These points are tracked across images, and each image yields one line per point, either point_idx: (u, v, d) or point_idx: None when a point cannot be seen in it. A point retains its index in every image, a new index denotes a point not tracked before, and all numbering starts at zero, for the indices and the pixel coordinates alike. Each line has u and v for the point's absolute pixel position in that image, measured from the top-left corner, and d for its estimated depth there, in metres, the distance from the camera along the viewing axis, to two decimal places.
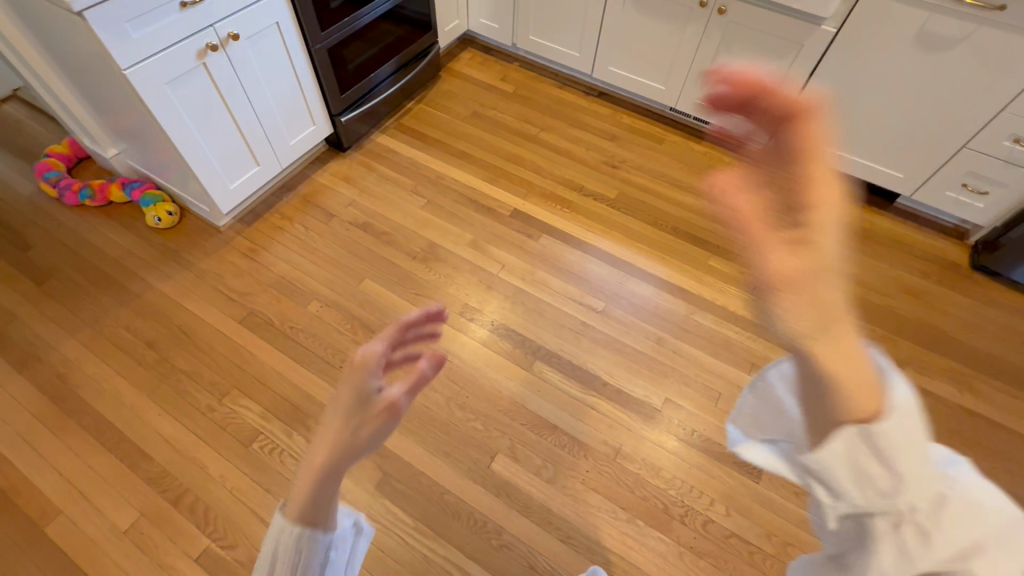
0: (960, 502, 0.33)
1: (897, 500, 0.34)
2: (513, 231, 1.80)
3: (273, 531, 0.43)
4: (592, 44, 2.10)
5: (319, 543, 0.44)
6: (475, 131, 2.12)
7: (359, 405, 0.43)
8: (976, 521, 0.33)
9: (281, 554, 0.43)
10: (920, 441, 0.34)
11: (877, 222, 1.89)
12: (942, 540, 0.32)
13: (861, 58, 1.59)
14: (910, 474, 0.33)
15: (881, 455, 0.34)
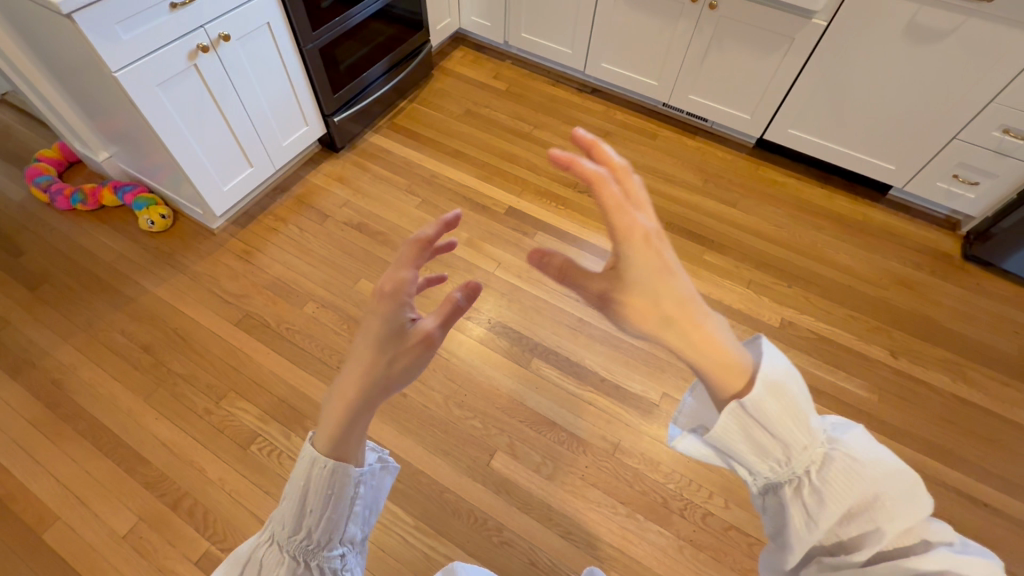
0: (846, 460, 0.41)
1: (794, 467, 0.42)
2: (509, 228, 1.80)
3: (304, 464, 0.49)
4: (584, 42, 2.10)
5: (351, 469, 0.49)
6: (469, 130, 2.11)
7: (391, 336, 0.50)
8: (859, 474, 0.41)
9: (315, 482, 0.48)
10: (800, 411, 0.42)
11: (869, 214, 1.90)
12: (834, 496, 0.41)
13: (852, 51, 1.60)
14: (797, 444, 0.42)
15: (767, 430, 0.42)
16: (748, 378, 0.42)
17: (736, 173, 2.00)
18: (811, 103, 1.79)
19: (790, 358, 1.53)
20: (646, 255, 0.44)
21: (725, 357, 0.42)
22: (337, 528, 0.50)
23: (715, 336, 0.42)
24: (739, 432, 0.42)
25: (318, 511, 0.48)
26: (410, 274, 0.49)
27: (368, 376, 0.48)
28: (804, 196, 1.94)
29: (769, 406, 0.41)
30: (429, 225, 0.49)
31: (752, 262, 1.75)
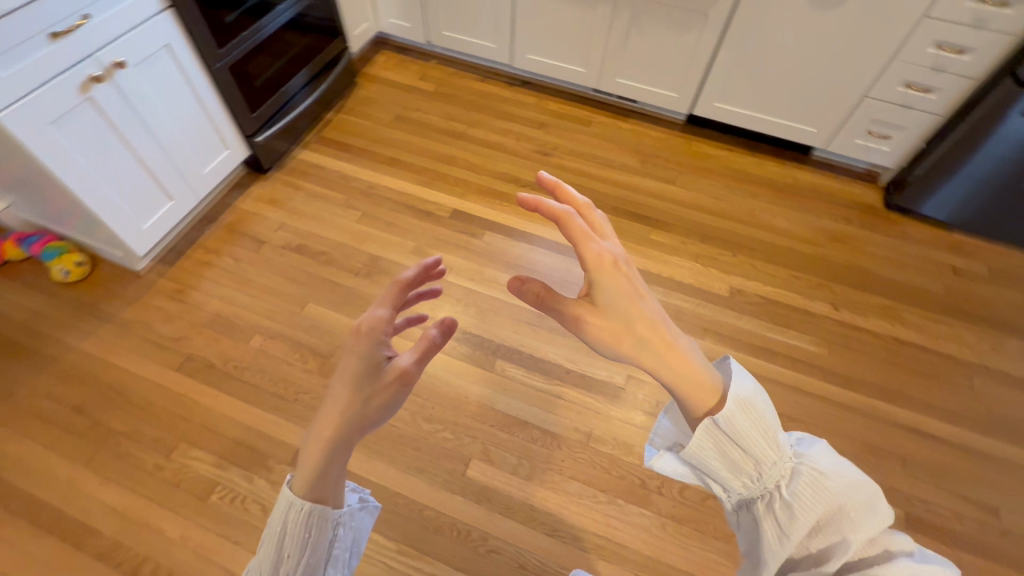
0: (809, 475, 0.48)
1: (765, 481, 0.50)
2: (456, 231, 1.77)
3: (283, 510, 0.54)
4: (507, 35, 2.08)
5: (328, 510, 0.55)
6: (403, 136, 2.06)
7: (369, 373, 0.58)
8: (823, 486, 0.48)
9: (291, 528, 0.54)
10: (767, 429, 0.51)
11: (798, 176, 1.99)
12: (801, 506, 0.47)
13: (763, 23, 1.65)
14: (764, 460, 0.50)
15: (737, 444, 0.51)
16: (720, 396, 0.53)
17: (670, 151, 2.05)
18: (733, 76, 1.84)
19: (743, 324, 1.58)
20: (618, 282, 0.59)
21: (694, 374, 0.54)
22: (314, 569, 0.56)
23: (681, 349, 0.55)
24: (713, 446, 0.52)
25: (294, 555, 0.54)
26: (383, 314, 0.59)
27: (345, 410, 0.56)
28: (737, 166, 2.01)
29: (737, 420, 0.51)
30: (408, 269, 0.61)
31: (697, 236, 1.79)
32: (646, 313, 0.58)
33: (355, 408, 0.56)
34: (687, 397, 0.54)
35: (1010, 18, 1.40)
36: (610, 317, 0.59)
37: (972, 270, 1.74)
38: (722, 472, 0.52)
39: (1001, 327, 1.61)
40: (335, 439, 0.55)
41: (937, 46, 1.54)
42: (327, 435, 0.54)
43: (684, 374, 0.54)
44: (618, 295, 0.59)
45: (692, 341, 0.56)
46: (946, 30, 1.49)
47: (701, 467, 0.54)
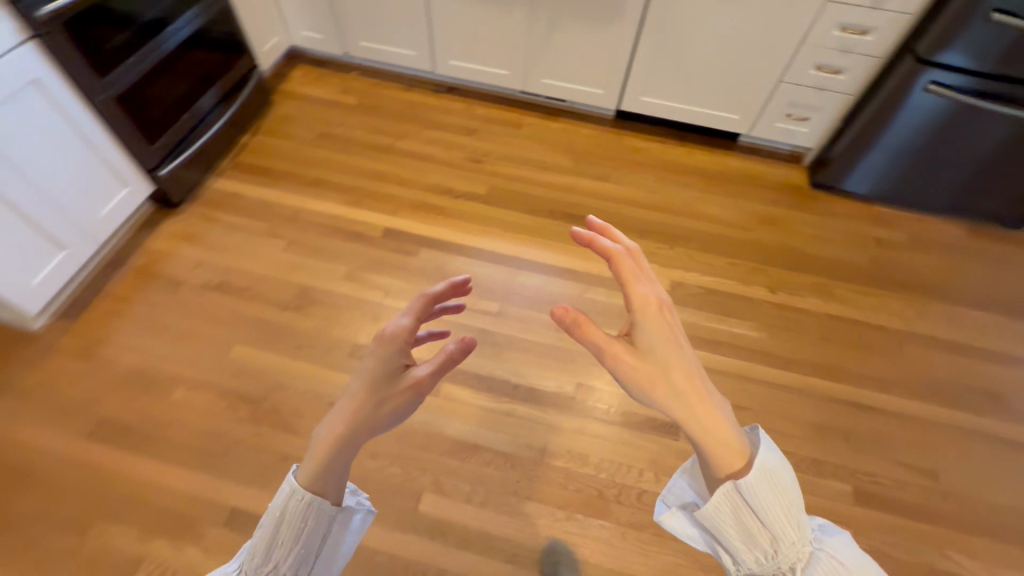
0: (827, 562, 0.53)
1: (779, 561, 0.54)
2: (390, 252, 1.69)
3: (284, 495, 0.56)
4: (425, 41, 2.00)
5: (327, 504, 0.57)
6: (326, 154, 1.96)
7: (388, 379, 0.63)
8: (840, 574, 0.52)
9: (289, 513, 0.55)
10: (792, 509, 0.54)
11: (728, 162, 2.02)
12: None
13: (677, 14, 1.66)
14: (784, 539, 0.54)
15: (757, 514, 0.54)
16: (747, 460, 0.55)
17: (603, 148, 2.04)
18: (655, 69, 1.84)
19: (686, 318, 1.59)
20: (658, 325, 0.65)
21: (724, 431, 0.56)
22: (306, 564, 0.56)
23: (711, 404, 0.58)
24: (730, 510, 0.55)
25: (289, 545, 0.55)
26: (405, 320, 0.66)
27: (360, 410, 0.60)
28: (669, 158, 2.02)
29: (761, 491, 0.54)
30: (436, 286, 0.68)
31: (635, 232, 1.79)
32: (682, 361, 0.61)
33: (369, 407, 0.61)
34: (712, 453, 0.56)
35: None
36: (645, 359, 0.63)
37: (896, 240, 1.81)
38: (737, 541, 0.55)
39: (927, 293, 1.67)
40: (348, 434, 0.59)
41: (841, 29, 1.57)
42: (340, 429, 0.59)
43: (713, 430, 0.56)
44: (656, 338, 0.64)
45: (725, 399, 0.59)
46: (848, 13, 1.53)
47: (716, 531, 0.57)
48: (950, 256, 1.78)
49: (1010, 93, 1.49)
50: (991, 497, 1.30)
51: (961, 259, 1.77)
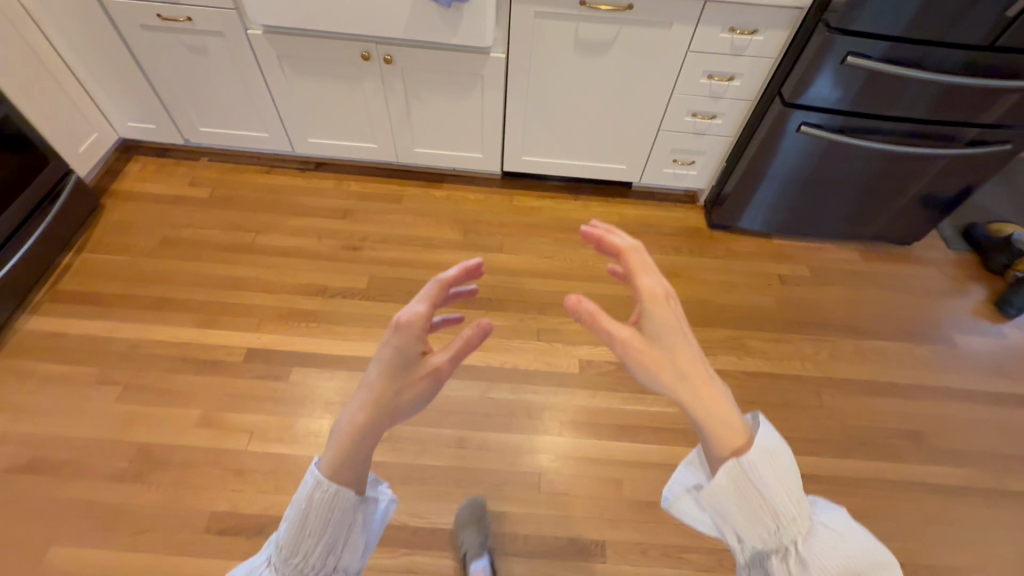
0: (827, 535, 0.52)
1: (783, 536, 0.52)
2: (254, 380, 1.44)
3: (307, 486, 0.53)
4: (276, 122, 1.76)
5: (352, 494, 0.54)
6: (172, 263, 1.67)
7: (406, 367, 0.60)
8: (841, 546, 0.51)
9: (314, 505, 0.52)
10: (792, 483, 0.52)
11: (624, 211, 1.92)
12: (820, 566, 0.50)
13: (540, 74, 1.54)
14: (787, 515, 0.51)
15: (760, 491, 0.52)
16: (748, 439, 0.53)
17: (493, 212, 1.89)
18: (531, 129, 1.72)
19: (599, 403, 1.44)
20: (666, 312, 0.63)
21: (730, 417, 0.55)
22: (336, 554, 0.54)
23: (716, 390, 0.57)
24: (733, 491, 0.52)
25: (316, 535, 0.52)
26: (420, 306, 0.61)
27: (379, 399, 0.58)
28: (563, 214, 1.90)
29: (764, 468, 0.51)
30: (453, 269, 0.64)
31: (536, 307, 1.64)
32: (690, 350, 0.59)
33: (387, 398, 0.59)
34: (718, 440, 0.54)
35: (761, 42, 1.41)
36: (653, 344, 0.61)
37: (796, 273, 1.78)
38: (742, 521, 0.52)
39: (835, 329, 1.63)
40: (371, 424, 0.57)
41: (708, 76, 1.51)
42: (361, 419, 0.57)
43: (719, 414, 0.55)
44: (664, 325, 0.62)
45: (728, 385, 0.57)
46: (711, 61, 1.47)
47: (720, 514, 0.54)
48: (849, 283, 1.77)
49: (874, 126, 1.48)
50: (928, 558, 1.25)
51: (860, 285, 1.76)
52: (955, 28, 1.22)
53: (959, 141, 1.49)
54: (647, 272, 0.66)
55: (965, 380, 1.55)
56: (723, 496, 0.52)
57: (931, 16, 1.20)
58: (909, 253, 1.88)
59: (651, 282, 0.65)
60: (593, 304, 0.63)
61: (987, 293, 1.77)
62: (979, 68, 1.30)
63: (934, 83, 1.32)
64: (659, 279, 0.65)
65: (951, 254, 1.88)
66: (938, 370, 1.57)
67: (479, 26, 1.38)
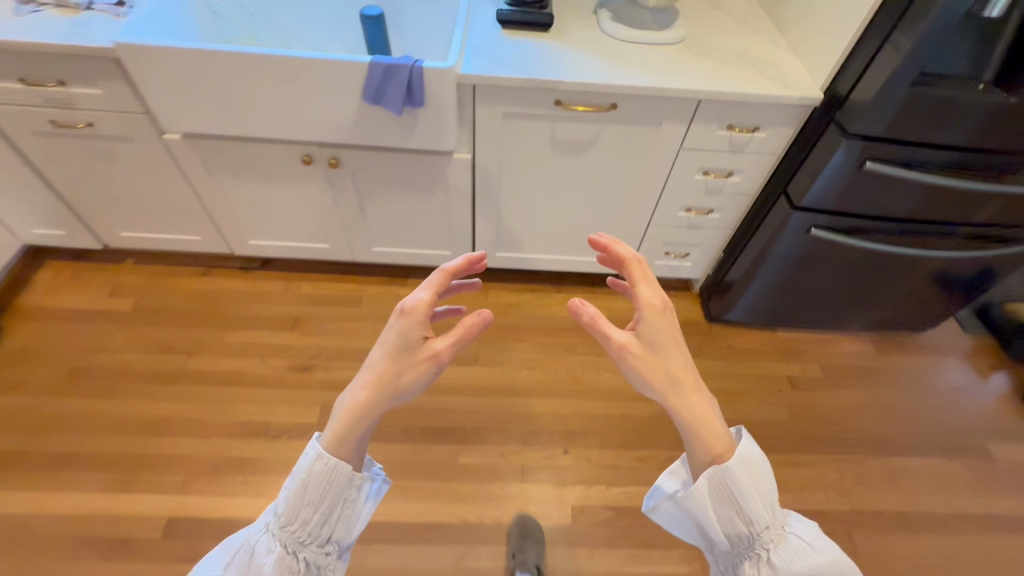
0: (799, 544, 0.55)
1: (756, 544, 0.56)
2: (176, 563, 1.17)
3: (308, 458, 0.57)
4: (207, 225, 1.52)
5: (349, 467, 0.58)
6: (82, 403, 1.40)
7: (404, 351, 0.62)
8: (809, 555, 0.55)
9: (313, 476, 0.56)
10: (767, 492, 0.57)
11: (612, 304, 1.72)
12: (789, 572, 0.54)
13: (510, 173, 1.33)
14: (761, 523, 0.56)
15: (738, 499, 0.56)
16: (728, 449, 0.58)
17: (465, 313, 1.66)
18: (504, 227, 1.50)
19: (595, 565, 1.22)
20: (664, 323, 0.62)
21: (717, 429, 0.58)
22: (328, 525, 0.57)
23: (706, 402, 0.60)
24: (712, 495, 0.57)
25: (314, 503, 0.56)
26: (423, 294, 0.63)
27: (381, 380, 0.61)
28: (544, 311, 1.69)
29: (740, 479, 0.56)
30: (457, 260, 0.66)
31: (517, 437, 1.41)
32: (682, 359, 0.61)
33: (390, 381, 0.61)
34: (703, 451, 0.58)
35: (763, 138, 1.23)
36: (652, 353, 0.61)
37: (807, 374, 1.60)
38: (716, 523, 0.57)
39: (855, 444, 1.45)
40: (370, 402, 0.59)
41: (703, 172, 1.33)
42: (364, 396, 0.59)
43: (706, 425, 0.58)
44: (663, 336, 0.61)
45: (716, 398, 0.60)
46: (707, 158, 1.28)
47: (698, 516, 0.58)
48: (864, 382, 1.60)
49: (878, 226, 1.31)
50: None
51: (876, 384, 1.59)
52: (942, 124, 1.05)
53: (957, 238, 1.33)
54: (646, 282, 0.63)
55: (1006, 503, 1.38)
56: (701, 503, 0.57)
57: (960, 121, 1.04)
58: (924, 339, 1.72)
59: (653, 290, 0.63)
60: (595, 308, 0.61)
61: (1011, 385, 1.61)
62: (995, 169, 1.14)
63: (949, 186, 1.16)
64: (659, 290, 0.63)
65: (967, 338, 1.73)
66: (974, 493, 1.39)
67: (439, 130, 1.17)
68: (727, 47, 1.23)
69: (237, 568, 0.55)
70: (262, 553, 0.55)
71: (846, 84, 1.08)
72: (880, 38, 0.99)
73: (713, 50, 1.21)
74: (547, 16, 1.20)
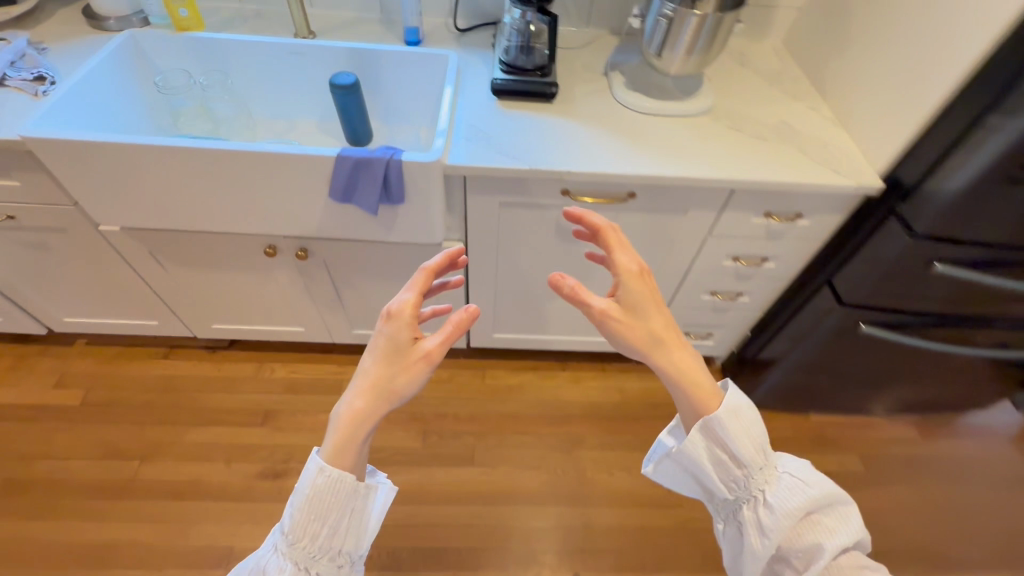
0: (791, 482, 0.62)
1: (750, 486, 0.63)
2: None
3: (310, 473, 0.56)
4: (163, 311, 1.33)
5: (353, 479, 0.57)
6: (16, 527, 1.21)
7: (395, 354, 0.61)
8: (803, 492, 0.61)
9: (316, 492, 0.56)
10: (757, 439, 0.63)
11: (623, 385, 1.55)
12: (783, 507, 0.60)
13: (510, 262, 1.15)
14: (753, 466, 0.63)
15: (729, 445, 0.62)
16: (715, 398, 0.64)
17: (459, 401, 1.48)
18: (503, 311, 1.31)
19: None
20: (642, 288, 0.65)
21: (700, 379, 0.64)
22: (337, 536, 0.57)
23: (686, 353, 0.65)
24: (705, 445, 0.63)
25: (320, 518, 0.56)
26: (408, 296, 0.62)
27: (377, 384, 0.60)
28: (548, 395, 1.51)
29: (729, 429, 0.62)
30: (437, 259, 0.64)
31: (521, 559, 1.23)
32: (662, 319, 0.65)
33: (384, 385, 0.60)
34: (693, 399, 0.63)
35: (805, 226, 1.05)
36: (635, 317, 0.64)
37: (846, 469, 1.42)
38: (711, 472, 0.63)
39: (905, 558, 1.28)
40: (368, 410, 0.59)
41: (733, 258, 1.14)
42: (360, 405, 0.59)
43: (688, 376, 0.64)
44: (642, 299, 0.65)
45: (695, 350, 0.66)
46: (738, 245, 1.10)
47: (696, 466, 0.64)
48: (909, 475, 1.42)
49: (933, 321, 1.12)
50: None
51: (923, 478, 1.42)
52: (976, 219, 0.88)
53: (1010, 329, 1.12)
54: (623, 251, 0.66)
55: None
56: (695, 455, 0.64)
57: None
58: (972, 419, 1.55)
59: (628, 260, 0.66)
60: (575, 281, 0.63)
61: None
62: None
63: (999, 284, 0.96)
64: (636, 256, 0.66)
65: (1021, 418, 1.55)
66: None
67: (425, 224, 0.98)
68: (760, 120, 1.06)
69: None
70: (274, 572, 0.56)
71: (914, 176, 0.90)
72: (963, 125, 0.82)
73: (745, 124, 1.04)
74: (550, 85, 1.02)
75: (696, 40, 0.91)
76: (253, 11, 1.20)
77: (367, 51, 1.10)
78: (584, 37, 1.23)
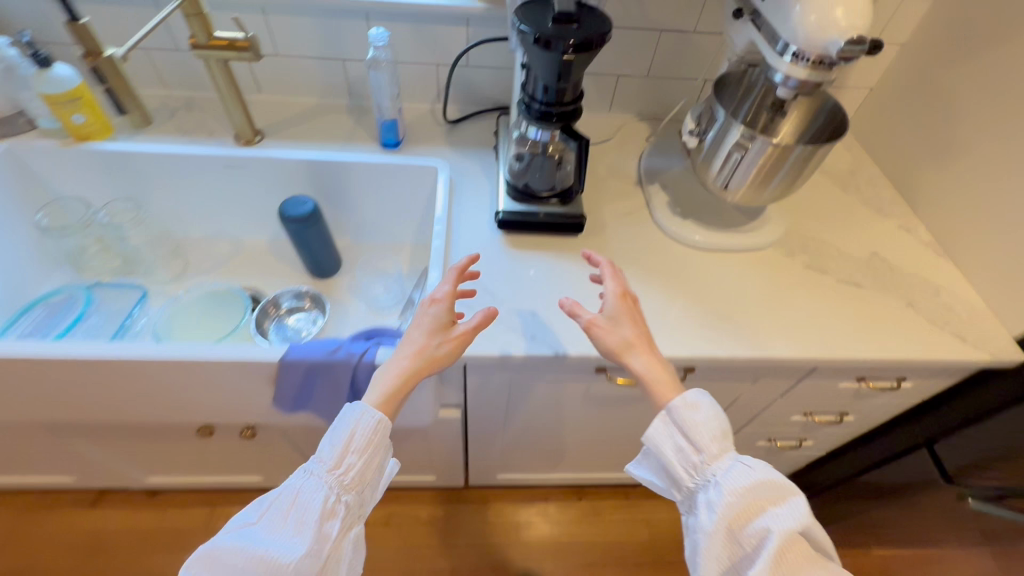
0: (741, 470, 0.48)
1: (700, 474, 0.50)
2: None
3: (353, 409, 0.50)
4: (81, 470, 1.05)
5: (388, 427, 0.51)
6: None
7: (440, 328, 0.57)
8: (751, 480, 0.48)
9: (360, 430, 0.49)
10: (716, 423, 0.50)
11: (653, 519, 1.30)
12: (729, 493, 0.47)
13: (522, 426, 0.89)
14: (706, 454, 0.50)
15: (683, 430, 0.51)
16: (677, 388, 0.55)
17: (457, 550, 1.22)
18: (510, 462, 1.05)
19: None
20: (625, 307, 0.59)
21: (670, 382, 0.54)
22: (370, 474, 0.50)
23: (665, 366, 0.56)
24: (659, 428, 0.52)
25: (361, 450, 0.49)
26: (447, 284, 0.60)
27: (422, 352, 0.55)
28: (563, 538, 1.26)
29: (683, 414, 0.51)
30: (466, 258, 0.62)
31: None
32: (637, 330, 0.57)
33: (428, 352, 0.55)
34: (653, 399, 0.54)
35: (905, 389, 0.81)
36: (611, 324, 0.57)
37: None
38: (663, 456, 0.51)
39: None
40: (410, 374, 0.53)
41: (804, 412, 0.90)
42: (406, 366, 0.53)
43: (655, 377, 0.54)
44: (618, 314, 0.58)
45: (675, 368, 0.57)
46: (815, 403, 0.86)
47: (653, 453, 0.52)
48: None
49: None
50: None
51: None
52: None
53: None
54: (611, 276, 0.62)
55: None
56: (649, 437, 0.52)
57: None
58: None
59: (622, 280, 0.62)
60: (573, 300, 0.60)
61: None
62: None
63: None
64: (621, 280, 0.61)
65: None
66: None
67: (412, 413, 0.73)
68: (845, 251, 0.82)
69: (280, 514, 0.46)
70: (309, 494, 0.47)
71: None
72: None
73: (826, 259, 0.80)
74: (574, 218, 0.77)
75: (772, 176, 0.67)
76: (182, 100, 0.93)
77: (330, 163, 0.84)
78: (606, 127, 0.98)
